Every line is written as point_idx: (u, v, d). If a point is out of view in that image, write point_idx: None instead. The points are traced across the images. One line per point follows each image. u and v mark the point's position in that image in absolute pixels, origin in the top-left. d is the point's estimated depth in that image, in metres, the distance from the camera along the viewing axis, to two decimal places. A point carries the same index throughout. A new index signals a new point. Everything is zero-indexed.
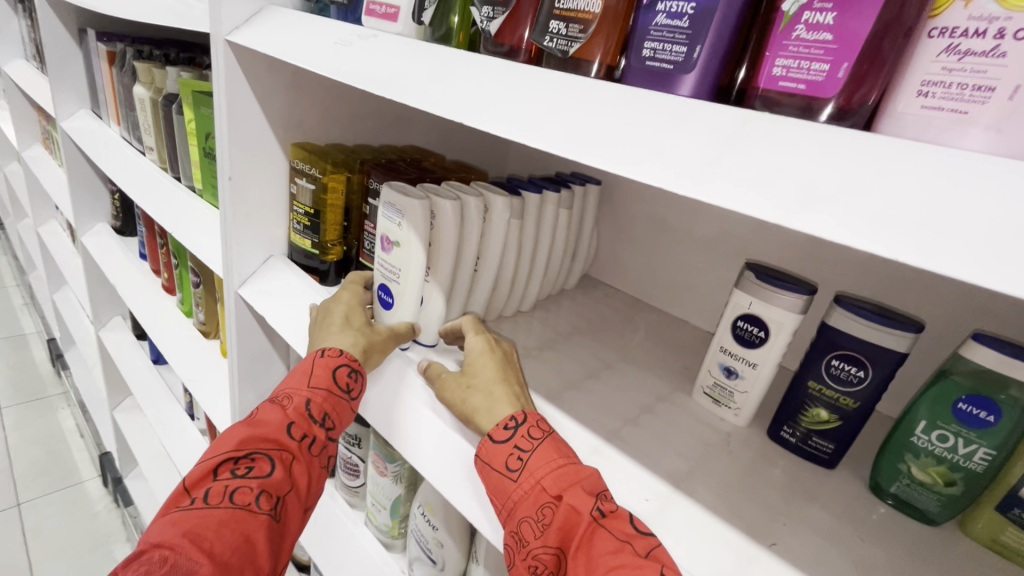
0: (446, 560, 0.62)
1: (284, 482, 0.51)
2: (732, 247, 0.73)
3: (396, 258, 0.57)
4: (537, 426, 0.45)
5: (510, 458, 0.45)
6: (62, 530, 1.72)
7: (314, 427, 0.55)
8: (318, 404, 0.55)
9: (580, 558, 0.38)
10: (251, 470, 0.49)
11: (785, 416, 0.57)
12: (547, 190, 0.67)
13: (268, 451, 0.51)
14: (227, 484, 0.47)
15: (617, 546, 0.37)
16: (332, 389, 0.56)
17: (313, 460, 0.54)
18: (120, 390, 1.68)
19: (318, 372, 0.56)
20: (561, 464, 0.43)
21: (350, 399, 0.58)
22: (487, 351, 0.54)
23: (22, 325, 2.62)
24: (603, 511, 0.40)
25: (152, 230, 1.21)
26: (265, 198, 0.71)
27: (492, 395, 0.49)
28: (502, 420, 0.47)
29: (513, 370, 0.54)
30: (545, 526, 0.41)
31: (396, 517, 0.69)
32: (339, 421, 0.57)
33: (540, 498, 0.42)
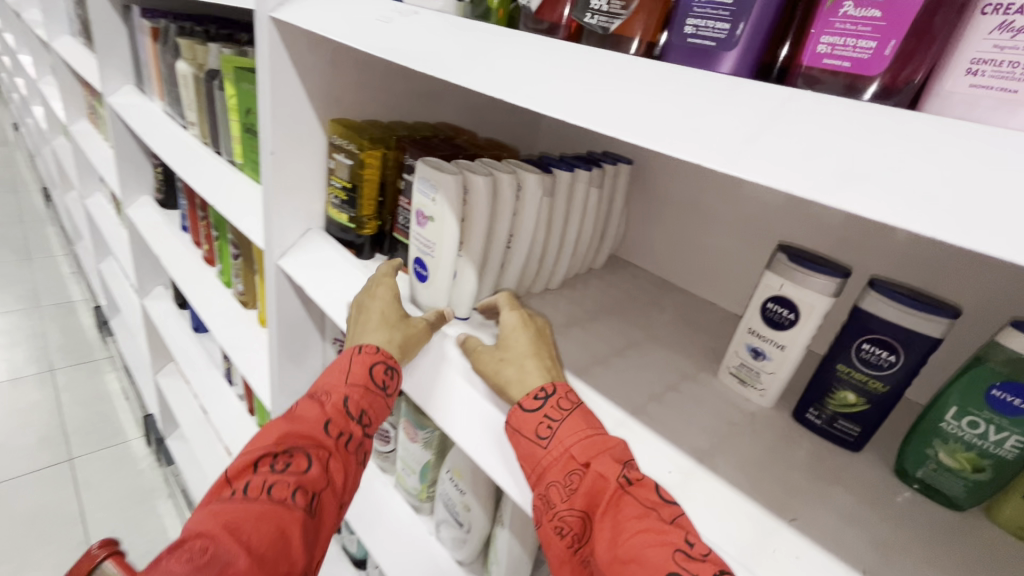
0: (472, 522, 0.65)
1: (321, 478, 0.53)
2: (764, 229, 0.72)
3: (431, 232, 0.59)
4: (566, 397, 0.47)
5: (540, 427, 0.47)
6: (111, 484, 1.84)
7: (350, 424, 0.57)
8: (355, 400, 0.58)
9: (605, 520, 0.40)
10: (289, 465, 0.51)
11: (811, 398, 0.57)
12: (579, 169, 0.68)
13: (306, 447, 0.53)
14: (265, 479, 0.49)
15: (643, 511, 0.39)
16: (369, 385, 0.59)
17: (348, 457, 0.57)
18: (163, 355, 1.77)
19: (355, 369, 0.59)
20: (589, 434, 0.45)
21: (384, 396, 0.61)
22: (521, 325, 0.55)
23: (70, 292, 2.77)
24: (630, 478, 0.41)
25: (193, 203, 1.25)
26: (305, 173, 0.73)
27: (524, 369, 0.51)
28: (534, 390, 0.49)
29: (547, 346, 0.55)
30: (572, 491, 0.43)
31: (425, 481, 0.72)
32: (373, 417, 0.60)
33: (568, 465, 0.44)
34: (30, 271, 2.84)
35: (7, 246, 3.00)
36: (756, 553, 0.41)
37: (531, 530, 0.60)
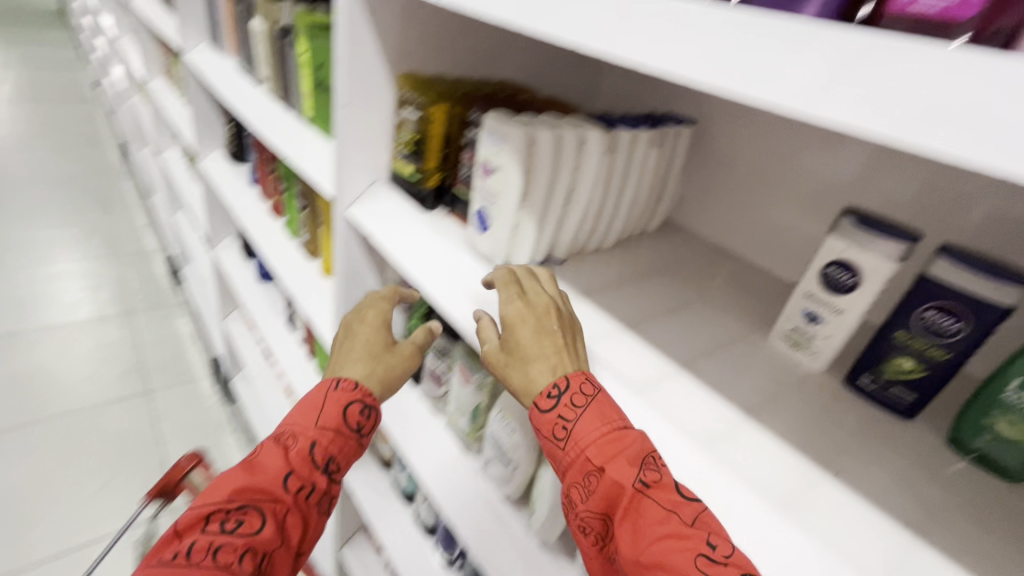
0: (517, 461, 0.69)
1: (274, 539, 0.58)
2: (829, 195, 0.71)
3: (496, 183, 0.61)
4: (579, 393, 0.47)
5: (556, 427, 0.48)
6: (183, 417, 2.03)
7: (312, 476, 0.63)
8: (322, 448, 0.64)
9: (625, 525, 0.41)
10: (241, 525, 0.56)
11: (866, 364, 0.57)
12: (641, 128, 0.68)
13: (262, 503, 0.58)
14: (211, 541, 0.54)
15: (665, 515, 0.40)
16: (338, 430, 0.66)
17: (308, 508, 0.63)
18: (230, 302, 1.90)
19: (326, 415, 0.66)
20: (607, 432, 0.45)
21: (353, 439, 0.68)
22: (524, 315, 0.53)
23: (146, 242, 2.99)
24: (647, 482, 0.42)
25: (262, 157, 1.32)
26: (373, 126, 0.76)
27: (533, 371, 0.52)
28: (546, 390, 0.50)
29: (552, 327, 0.53)
30: (590, 493, 0.45)
31: (474, 422, 0.77)
32: (340, 462, 0.67)
33: (585, 466, 0.45)
34: (110, 220, 3.08)
35: (91, 197, 3.25)
36: (797, 499, 0.43)
37: None
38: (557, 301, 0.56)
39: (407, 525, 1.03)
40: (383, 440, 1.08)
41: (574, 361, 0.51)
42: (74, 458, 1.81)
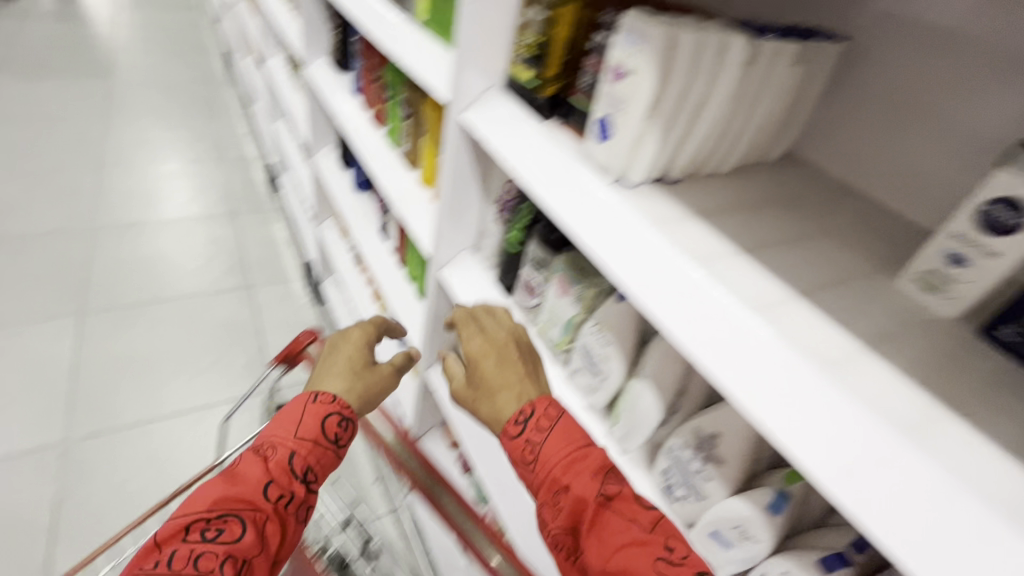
0: (610, 371, 0.71)
1: (253, 547, 0.66)
2: (999, 130, 0.63)
3: (625, 89, 0.59)
4: (544, 418, 0.66)
5: (528, 451, 0.66)
6: (279, 312, 2.24)
7: (290, 485, 0.72)
8: (302, 457, 0.74)
9: (593, 537, 0.58)
10: (221, 531, 0.65)
11: (1012, 313, 0.52)
12: (788, 41, 0.62)
13: (242, 513, 0.67)
14: (193, 549, 0.63)
15: (626, 523, 0.57)
16: (316, 441, 0.76)
17: (286, 515, 0.71)
18: (325, 209, 2.02)
19: (306, 425, 0.77)
20: (571, 452, 0.64)
21: (331, 449, 0.78)
22: (489, 348, 0.75)
23: (248, 149, 3.18)
24: (609, 495, 0.60)
25: (369, 65, 1.35)
26: (496, 28, 0.74)
27: (499, 401, 0.71)
28: (512, 418, 0.69)
29: (513, 357, 0.74)
30: (559, 510, 0.61)
31: (567, 333, 0.79)
32: (317, 473, 0.76)
33: (552, 486, 0.63)
34: (217, 125, 3.30)
35: (201, 102, 3.47)
36: (917, 431, 0.42)
37: (671, 387, 0.65)
38: (517, 340, 0.78)
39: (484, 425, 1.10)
40: None
41: (532, 384, 0.72)
42: (192, 335, 2.06)
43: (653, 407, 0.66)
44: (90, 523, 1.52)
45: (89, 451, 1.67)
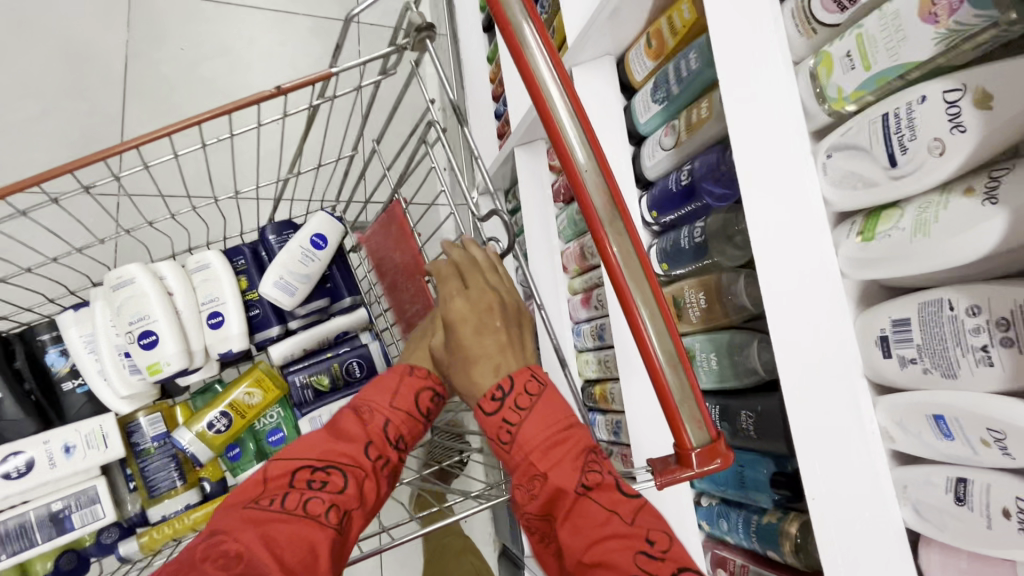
0: (918, 167, 0.46)
1: (353, 499, 0.60)
2: None
3: None
4: (522, 400, 0.64)
5: (501, 430, 0.64)
6: None
7: (388, 446, 0.65)
8: (397, 422, 0.67)
9: (567, 522, 0.58)
10: (326, 484, 0.60)
11: None
12: None
13: (345, 467, 0.62)
14: (305, 494, 0.58)
15: (606, 517, 0.56)
16: (410, 412, 0.68)
17: (380, 475, 0.64)
18: None
19: (403, 388, 0.69)
20: (553, 437, 0.62)
21: (425, 421, 0.70)
22: (467, 313, 0.68)
23: None
24: (588, 484, 0.58)
25: None
26: None
27: (476, 372, 0.67)
28: (489, 393, 0.65)
29: (493, 324, 0.68)
30: (532, 495, 0.61)
31: (868, 89, 0.50)
32: (410, 440, 0.68)
33: (528, 469, 0.62)
34: None
35: None
36: None
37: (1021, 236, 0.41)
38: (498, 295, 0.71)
39: (626, 162, 0.85)
40: (642, 54, 0.82)
41: (513, 356, 0.68)
42: None
43: (980, 252, 0.42)
44: (159, 88, 1.42)
45: (152, 10, 1.43)
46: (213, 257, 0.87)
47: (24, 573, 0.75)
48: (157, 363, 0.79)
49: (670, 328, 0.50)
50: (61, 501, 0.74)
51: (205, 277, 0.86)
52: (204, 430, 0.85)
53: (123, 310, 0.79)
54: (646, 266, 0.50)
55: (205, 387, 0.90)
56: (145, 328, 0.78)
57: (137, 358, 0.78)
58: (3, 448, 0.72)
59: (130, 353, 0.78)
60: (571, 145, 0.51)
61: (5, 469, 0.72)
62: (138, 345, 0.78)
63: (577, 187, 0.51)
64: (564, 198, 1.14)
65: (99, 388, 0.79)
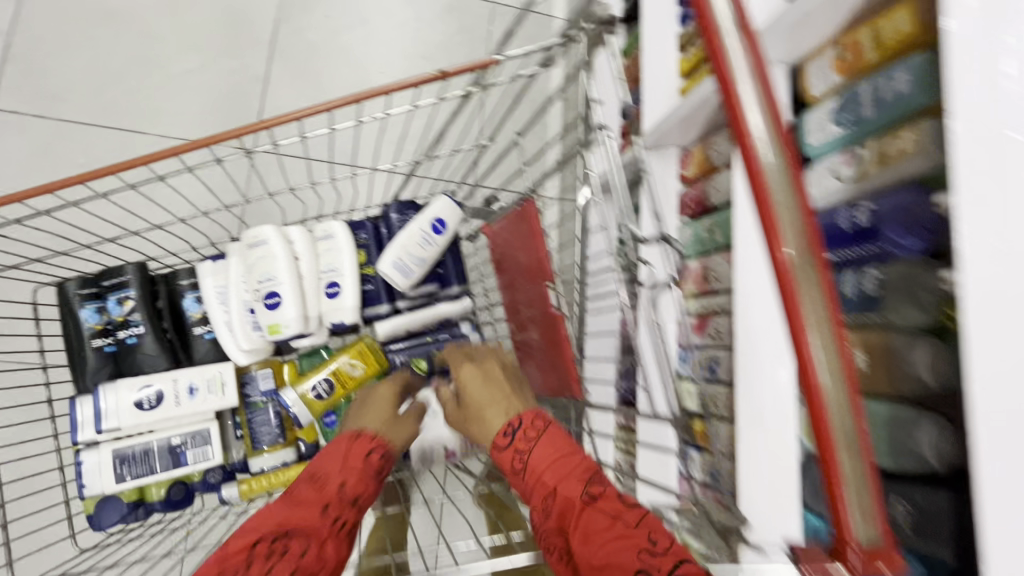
0: None
1: (312, 558, 0.60)
2: None
3: None
4: (528, 429, 0.66)
5: (514, 460, 0.66)
6: None
7: (342, 506, 0.67)
8: (352, 484, 0.69)
9: (577, 535, 0.57)
10: (282, 552, 0.59)
11: None
12: None
13: (302, 531, 0.62)
14: (265, 564, 0.58)
15: (609, 522, 0.56)
16: (363, 472, 0.71)
17: (340, 535, 0.65)
18: None
19: (355, 454, 0.72)
20: (556, 459, 0.63)
21: (378, 482, 0.72)
22: (473, 375, 0.75)
23: None
24: (594, 495, 0.59)
25: None
26: None
27: (486, 415, 0.70)
28: (499, 429, 0.68)
29: (500, 378, 0.74)
30: (546, 513, 0.61)
31: None
32: (365, 500, 0.70)
33: (541, 491, 0.62)
34: None
35: None
36: None
37: None
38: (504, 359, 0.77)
39: None
40: (827, 69, 0.72)
41: (522, 400, 0.70)
42: None
43: None
44: (302, 54, 1.48)
45: None
46: (339, 229, 0.89)
47: (141, 500, 0.80)
48: (277, 324, 0.82)
49: (841, 344, 0.30)
50: (180, 437, 0.80)
51: (329, 247, 0.88)
52: (307, 393, 0.88)
53: (254, 269, 0.82)
54: (819, 253, 0.31)
55: (312, 350, 0.92)
56: (270, 289, 0.81)
57: (260, 317, 0.81)
58: (139, 379, 0.78)
59: (254, 309, 0.82)
60: (746, 93, 0.34)
61: (139, 399, 0.77)
62: (262, 305, 0.81)
63: (735, 126, 0.33)
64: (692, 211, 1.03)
65: (224, 337, 0.83)
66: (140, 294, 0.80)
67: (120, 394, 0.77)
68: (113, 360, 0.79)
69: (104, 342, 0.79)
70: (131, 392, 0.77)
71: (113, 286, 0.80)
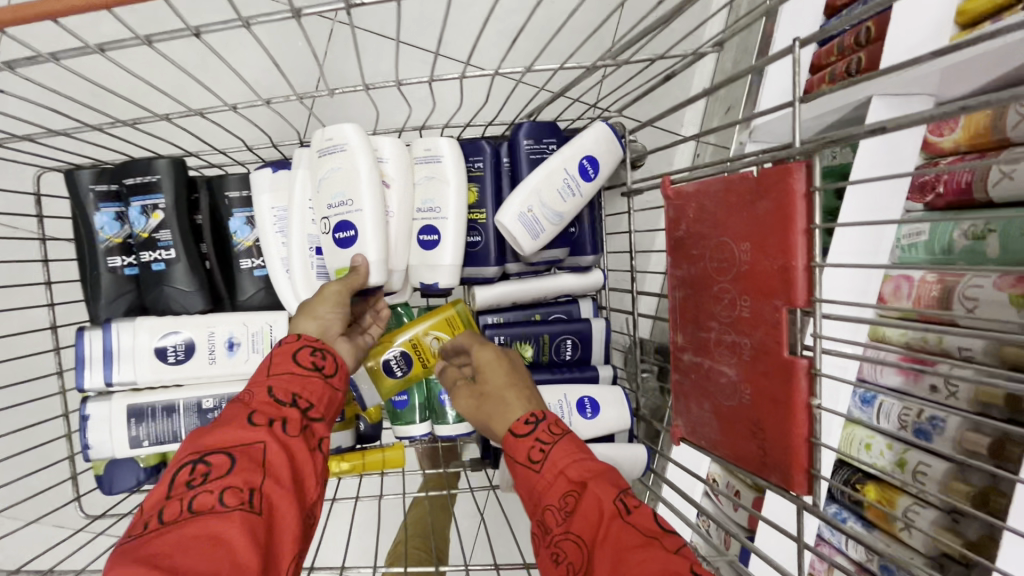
0: None
1: (253, 470, 0.39)
2: None
3: None
4: (556, 425, 0.50)
5: (533, 450, 0.49)
6: None
7: (281, 406, 0.43)
8: (283, 386, 0.45)
9: (603, 549, 0.42)
10: (209, 472, 0.38)
11: None
12: None
13: (229, 445, 0.40)
14: (186, 495, 0.36)
15: (644, 542, 0.41)
16: (297, 369, 0.46)
17: (293, 444, 0.42)
18: None
19: (278, 356, 0.46)
20: (582, 462, 0.47)
21: (333, 379, 0.48)
22: (493, 357, 0.56)
23: None
24: (627, 506, 0.43)
25: None
26: None
27: (503, 404, 0.53)
28: (522, 419, 0.51)
29: (524, 377, 0.55)
30: (567, 513, 0.45)
31: None
32: (318, 403, 0.46)
33: (563, 487, 0.47)
34: None
35: None
36: None
37: None
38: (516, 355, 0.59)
39: None
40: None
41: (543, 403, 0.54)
42: None
43: None
44: None
45: None
46: (448, 149, 0.62)
47: (164, 462, 0.62)
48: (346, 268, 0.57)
49: None
50: (213, 399, 0.60)
51: (429, 174, 0.62)
52: (377, 367, 0.66)
53: (324, 188, 0.57)
54: None
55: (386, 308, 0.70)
56: (342, 219, 0.56)
57: (329, 258, 0.57)
58: (164, 321, 0.58)
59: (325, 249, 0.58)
60: None
61: (163, 348, 0.58)
62: (333, 242, 0.56)
63: None
64: (934, 201, 0.65)
65: (280, 282, 0.61)
66: (173, 204, 0.58)
67: (140, 333, 0.57)
68: (137, 285, 0.60)
69: (123, 262, 0.59)
70: (151, 337, 0.58)
71: (135, 188, 0.57)
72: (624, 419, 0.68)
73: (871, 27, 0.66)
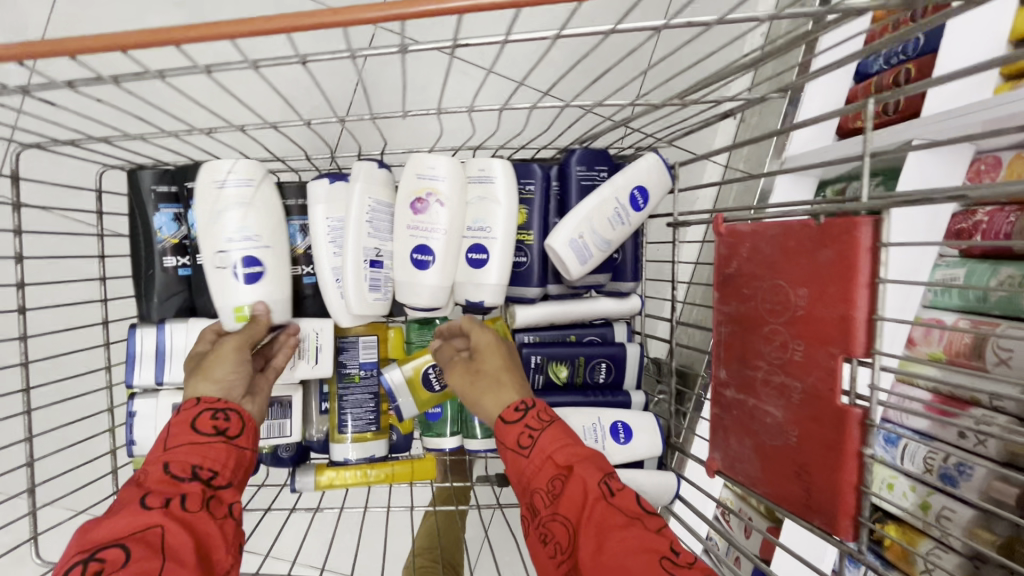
0: None
1: (151, 556, 0.39)
2: None
3: None
4: (544, 412, 0.52)
5: (520, 436, 0.51)
6: None
7: (176, 481, 0.44)
8: (177, 463, 0.46)
9: (585, 527, 0.44)
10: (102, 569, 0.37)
11: None
12: None
13: (124, 535, 0.39)
14: None
15: (626, 522, 0.43)
16: (193, 440, 0.47)
17: (194, 518, 0.43)
18: None
19: (174, 429, 0.48)
20: (571, 448, 0.50)
21: (235, 441, 0.49)
22: (490, 342, 0.59)
23: None
24: (611, 489, 0.46)
25: None
26: None
27: (496, 389, 0.55)
28: (511, 404, 0.54)
29: (516, 363, 0.59)
30: (553, 496, 0.48)
31: None
32: (219, 470, 0.47)
33: (549, 470, 0.49)
34: None
35: None
36: None
37: None
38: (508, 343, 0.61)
39: None
40: None
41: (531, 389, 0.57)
42: None
43: None
44: None
45: None
46: (501, 171, 0.63)
47: None
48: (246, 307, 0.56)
49: None
50: None
51: (481, 195, 0.63)
52: (416, 378, 0.67)
53: (221, 220, 0.55)
54: None
55: (426, 321, 0.69)
56: (247, 254, 0.56)
57: (226, 291, 0.56)
58: (215, 324, 0.59)
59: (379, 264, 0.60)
60: None
61: None
62: (235, 276, 0.56)
63: None
64: (969, 248, 0.65)
65: (331, 293, 0.62)
66: None
67: (191, 334, 0.58)
68: (188, 286, 0.61)
69: (177, 263, 0.60)
70: None
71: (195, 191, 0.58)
72: (654, 446, 0.68)
73: (911, 70, 0.66)
